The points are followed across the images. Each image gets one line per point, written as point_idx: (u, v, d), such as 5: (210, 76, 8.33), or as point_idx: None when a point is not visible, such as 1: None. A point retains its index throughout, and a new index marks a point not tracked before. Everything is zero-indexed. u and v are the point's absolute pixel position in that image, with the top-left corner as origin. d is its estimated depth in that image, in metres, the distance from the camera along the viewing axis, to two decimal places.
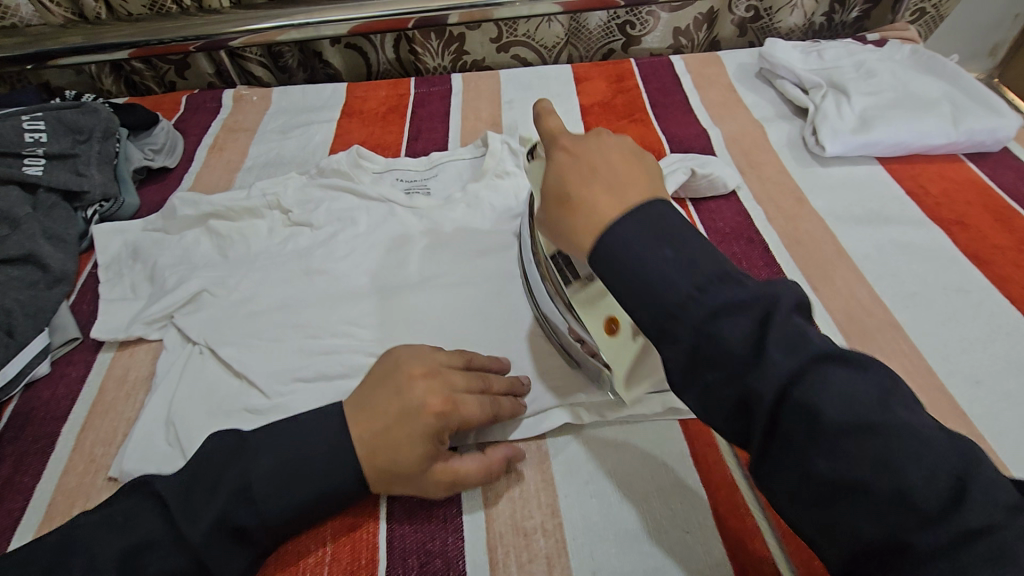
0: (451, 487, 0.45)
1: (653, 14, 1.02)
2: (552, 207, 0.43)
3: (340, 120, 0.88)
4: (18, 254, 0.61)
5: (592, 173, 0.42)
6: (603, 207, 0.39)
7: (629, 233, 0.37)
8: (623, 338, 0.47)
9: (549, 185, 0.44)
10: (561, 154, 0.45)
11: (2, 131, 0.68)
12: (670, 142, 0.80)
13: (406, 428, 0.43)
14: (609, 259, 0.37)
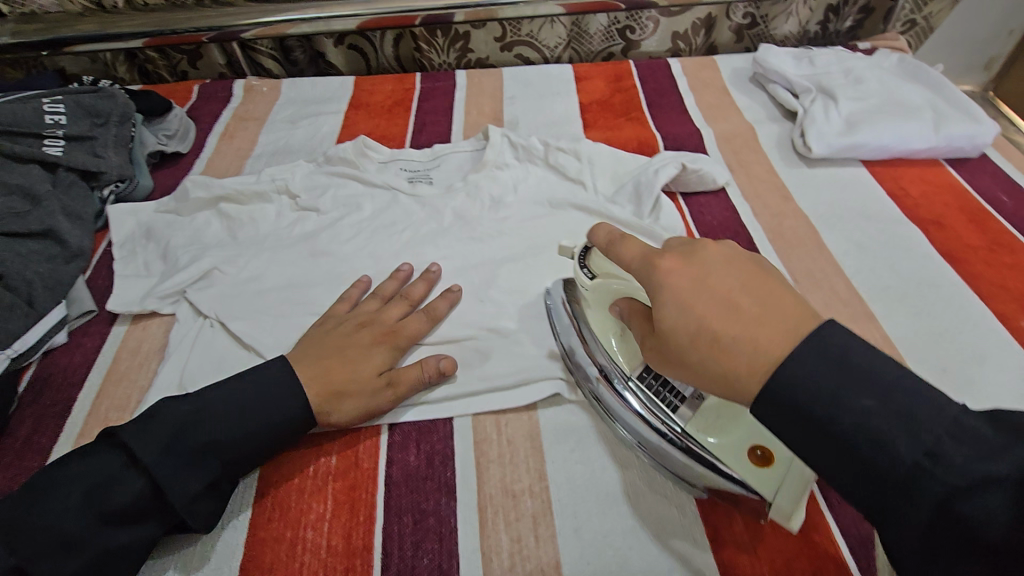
0: (393, 392, 0.52)
1: (652, 19, 1.06)
2: (692, 344, 0.36)
3: (348, 112, 0.91)
4: (38, 228, 0.64)
5: (725, 301, 0.36)
6: (768, 343, 0.34)
7: (798, 372, 0.33)
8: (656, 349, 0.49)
9: (673, 316, 0.37)
10: (674, 273, 0.39)
11: (24, 112, 0.71)
12: (665, 140, 0.84)
13: (351, 345, 0.53)
14: (777, 399, 0.33)
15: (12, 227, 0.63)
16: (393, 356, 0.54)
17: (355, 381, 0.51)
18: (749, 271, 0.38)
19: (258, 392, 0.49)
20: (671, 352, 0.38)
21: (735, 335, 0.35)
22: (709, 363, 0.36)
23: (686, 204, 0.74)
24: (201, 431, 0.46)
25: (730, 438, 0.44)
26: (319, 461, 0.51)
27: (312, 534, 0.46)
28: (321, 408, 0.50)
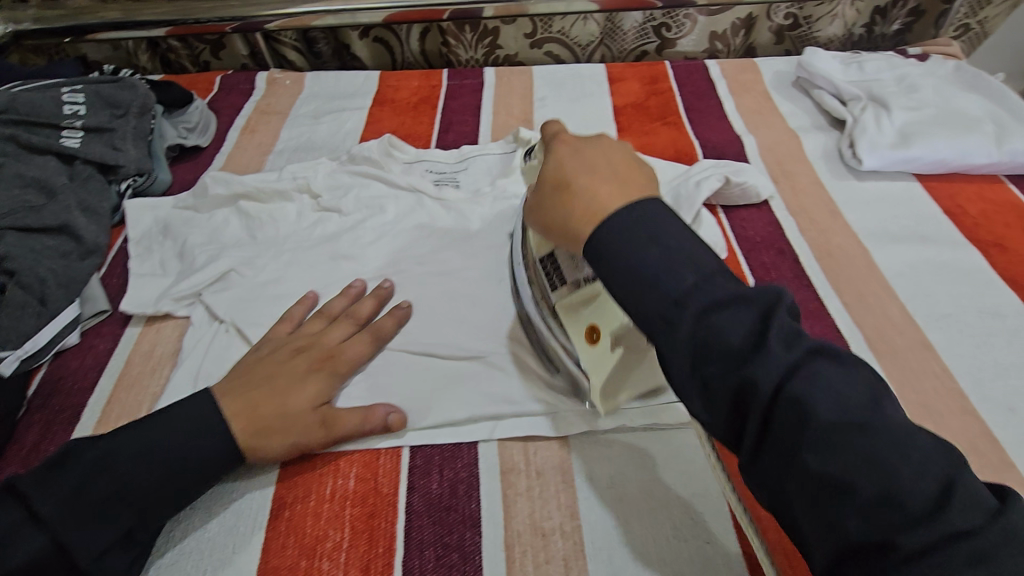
0: (328, 431, 0.48)
1: (690, 18, 1.01)
2: (552, 190, 0.43)
3: (372, 108, 0.88)
4: (52, 224, 0.62)
5: (590, 170, 0.42)
6: (603, 203, 0.39)
7: (618, 228, 0.38)
8: (602, 347, 0.49)
9: (551, 165, 0.44)
10: (564, 145, 0.46)
11: (43, 103, 0.69)
12: (703, 147, 0.79)
13: (281, 377, 0.50)
14: (602, 255, 0.38)
15: (26, 222, 0.61)
16: (330, 387, 0.51)
17: (286, 419, 0.48)
18: (627, 165, 0.43)
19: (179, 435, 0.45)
20: (536, 204, 0.45)
21: (584, 189, 0.41)
22: (555, 204, 0.42)
23: (726, 217, 0.70)
24: (116, 478, 0.42)
25: (589, 315, 0.50)
26: (335, 484, 0.48)
27: (328, 566, 0.44)
28: (248, 447, 0.47)
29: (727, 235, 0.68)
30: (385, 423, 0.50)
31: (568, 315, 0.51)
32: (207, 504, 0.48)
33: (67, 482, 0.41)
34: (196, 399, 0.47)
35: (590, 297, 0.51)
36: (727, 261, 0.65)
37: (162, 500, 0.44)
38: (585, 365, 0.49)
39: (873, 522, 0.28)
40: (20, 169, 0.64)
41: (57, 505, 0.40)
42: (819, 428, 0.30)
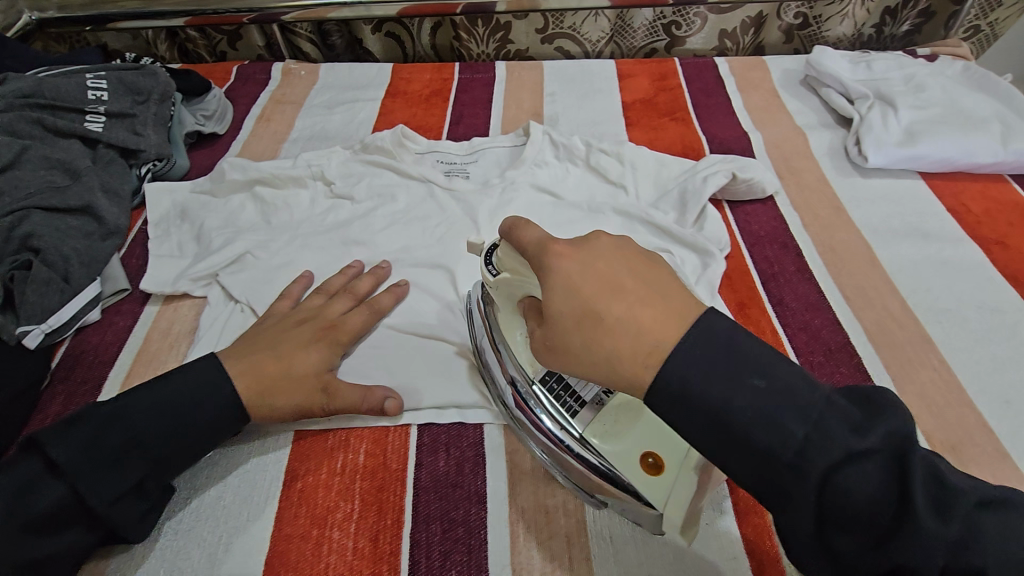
0: (328, 398, 0.50)
1: (700, 16, 1.02)
2: (578, 330, 0.35)
3: (385, 100, 0.90)
4: (76, 205, 0.64)
5: (609, 291, 0.35)
6: (654, 336, 0.33)
7: (682, 366, 0.33)
8: (670, 476, 0.40)
9: (559, 301, 0.36)
10: (563, 263, 0.37)
11: (67, 87, 0.71)
12: (710, 143, 0.80)
13: (287, 343, 0.52)
14: (673, 398, 0.33)
15: (51, 202, 0.63)
16: (332, 356, 0.53)
17: (288, 380, 0.50)
18: (642, 262, 0.37)
19: (184, 388, 0.47)
20: (554, 343, 0.37)
21: (620, 323, 0.34)
22: (596, 350, 0.35)
23: (731, 212, 0.71)
24: (124, 428, 0.44)
25: (631, 440, 0.43)
26: (346, 458, 0.50)
27: (339, 535, 0.45)
28: (248, 411, 0.48)
29: (731, 229, 0.69)
30: (384, 391, 0.51)
31: (612, 439, 0.43)
32: (223, 476, 0.49)
33: (92, 447, 0.43)
34: (205, 370, 0.48)
35: (625, 407, 0.44)
36: (731, 254, 0.66)
37: (170, 450, 0.45)
38: (646, 494, 0.41)
39: (842, 523, 0.31)
40: (46, 152, 0.66)
41: (69, 452, 0.42)
42: (795, 449, 0.32)
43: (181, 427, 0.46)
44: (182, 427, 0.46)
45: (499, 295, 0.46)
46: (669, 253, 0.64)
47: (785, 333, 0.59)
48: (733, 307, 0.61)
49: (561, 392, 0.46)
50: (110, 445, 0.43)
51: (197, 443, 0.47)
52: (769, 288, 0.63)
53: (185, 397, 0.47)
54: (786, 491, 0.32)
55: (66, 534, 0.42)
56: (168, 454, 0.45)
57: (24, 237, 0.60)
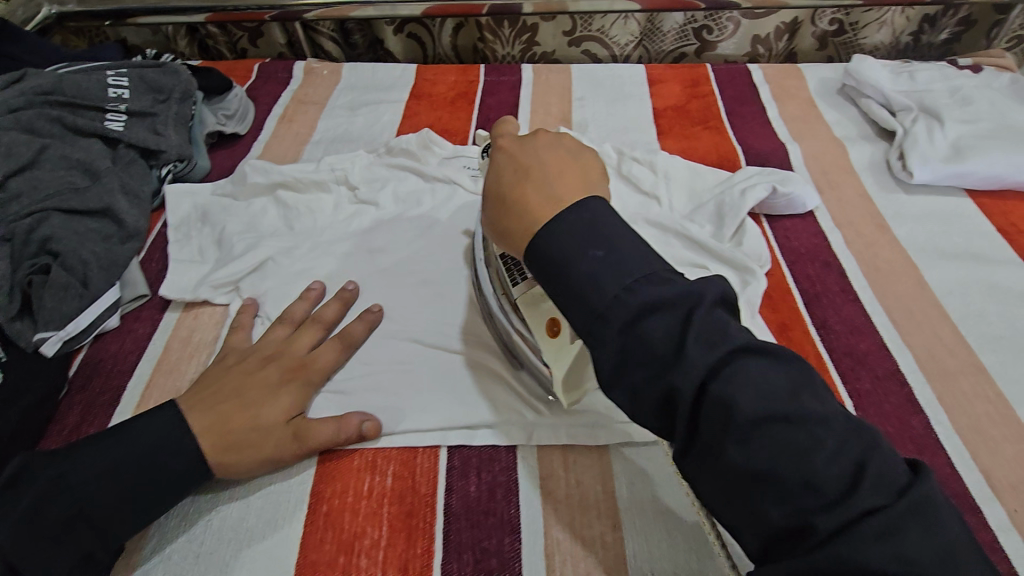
0: (301, 442, 0.48)
1: (733, 20, 0.99)
2: (491, 204, 0.44)
3: (409, 102, 0.88)
4: (96, 207, 0.62)
5: (522, 173, 0.43)
6: (533, 212, 0.41)
7: (552, 234, 0.38)
8: (562, 340, 0.46)
9: (488, 177, 0.45)
10: (502, 151, 0.46)
11: (88, 85, 0.70)
12: (746, 154, 0.78)
13: (253, 388, 0.49)
14: (539, 256, 0.39)
15: (70, 204, 0.61)
16: (303, 399, 0.50)
17: (257, 432, 0.47)
18: (567, 163, 0.44)
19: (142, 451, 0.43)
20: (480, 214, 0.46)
21: (518, 203, 0.42)
22: (496, 216, 0.43)
23: (770, 226, 0.69)
24: (76, 495, 0.41)
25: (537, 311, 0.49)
26: (373, 481, 0.48)
27: (367, 564, 0.43)
28: (215, 471, 0.45)
29: (771, 245, 0.66)
30: (359, 423, 0.49)
31: (529, 307, 0.50)
32: (246, 496, 0.47)
33: (38, 517, 0.39)
34: (164, 428, 0.45)
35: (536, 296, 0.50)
36: (770, 271, 0.63)
37: (125, 518, 0.42)
38: (545, 357, 0.47)
39: (791, 508, 0.30)
40: (65, 151, 0.65)
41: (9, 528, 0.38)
42: (739, 424, 0.31)
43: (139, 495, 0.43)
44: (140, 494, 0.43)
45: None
46: (706, 269, 0.62)
47: (831, 359, 0.56)
48: (776, 329, 0.58)
49: (511, 263, 0.53)
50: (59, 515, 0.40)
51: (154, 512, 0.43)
52: (812, 310, 0.60)
53: (144, 460, 0.43)
54: (599, 339, 0.35)
55: None
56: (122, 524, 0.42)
57: (43, 241, 0.58)
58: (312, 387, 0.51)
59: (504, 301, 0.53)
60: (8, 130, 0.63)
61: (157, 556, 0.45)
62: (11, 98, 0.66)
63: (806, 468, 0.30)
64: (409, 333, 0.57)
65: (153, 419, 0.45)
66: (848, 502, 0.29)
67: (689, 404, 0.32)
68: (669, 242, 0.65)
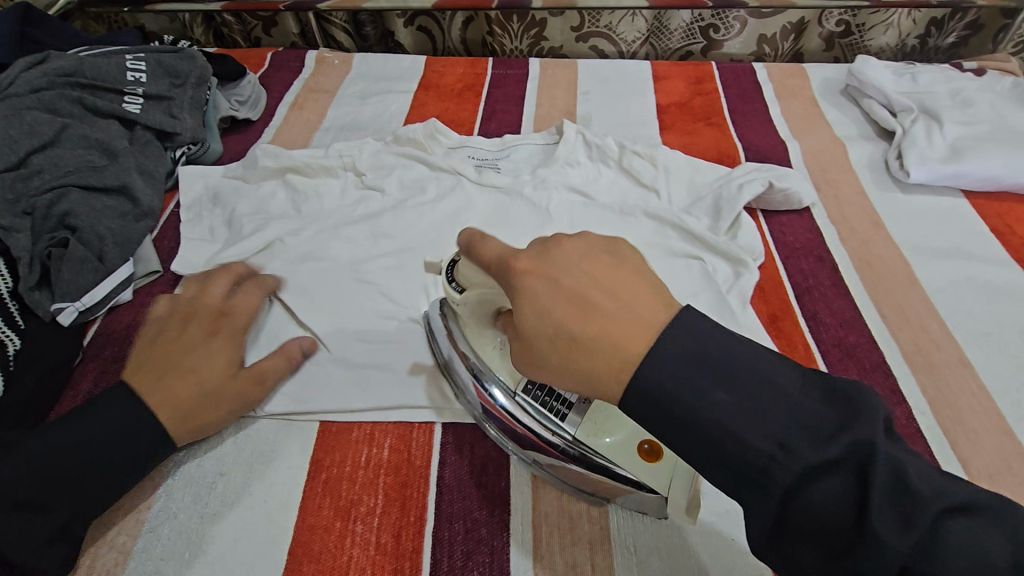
0: (259, 382, 0.51)
1: (739, 19, 1.00)
2: (551, 349, 0.34)
3: (417, 92, 0.90)
4: (113, 184, 0.64)
5: (571, 306, 0.33)
6: (624, 353, 0.32)
7: (654, 373, 0.31)
8: (660, 464, 0.42)
9: (531, 322, 0.34)
10: (526, 275, 0.35)
11: (108, 68, 0.72)
12: (746, 150, 0.79)
13: (185, 355, 0.50)
14: (643, 396, 0.31)
15: (88, 181, 0.63)
16: (235, 348, 0.53)
17: (208, 391, 0.49)
18: (612, 270, 0.35)
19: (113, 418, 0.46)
20: (531, 363, 0.35)
21: (593, 342, 0.32)
22: (571, 367, 0.33)
23: (766, 221, 0.70)
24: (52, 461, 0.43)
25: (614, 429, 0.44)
26: (370, 453, 0.50)
27: (361, 530, 0.45)
28: (183, 434, 0.48)
29: (766, 239, 0.67)
30: (291, 347, 0.54)
31: (595, 434, 0.44)
32: (249, 462, 0.50)
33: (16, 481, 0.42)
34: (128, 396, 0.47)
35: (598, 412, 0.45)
36: (764, 264, 0.65)
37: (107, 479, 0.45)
38: (647, 482, 0.42)
39: None
40: (84, 131, 0.67)
41: None
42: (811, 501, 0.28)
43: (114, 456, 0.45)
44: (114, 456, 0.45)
45: (468, 312, 0.47)
46: (700, 260, 0.63)
47: (820, 350, 0.57)
48: (766, 320, 0.60)
49: (546, 396, 0.46)
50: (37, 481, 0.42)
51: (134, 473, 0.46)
52: (803, 302, 0.61)
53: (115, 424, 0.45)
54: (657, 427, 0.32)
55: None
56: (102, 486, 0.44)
57: (62, 216, 0.60)
58: (240, 330, 0.54)
59: (450, 320, 0.52)
60: (30, 109, 0.66)
61: (162, 514, 0.47)
62: (33, 79, 0.68)
63: (856, 522, 0.28)
64: (410, 315, 0.59)
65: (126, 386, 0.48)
66: (920, 551, 0.27)
67: (755, 472, 0.29)
68: (666, 235, 0.67)
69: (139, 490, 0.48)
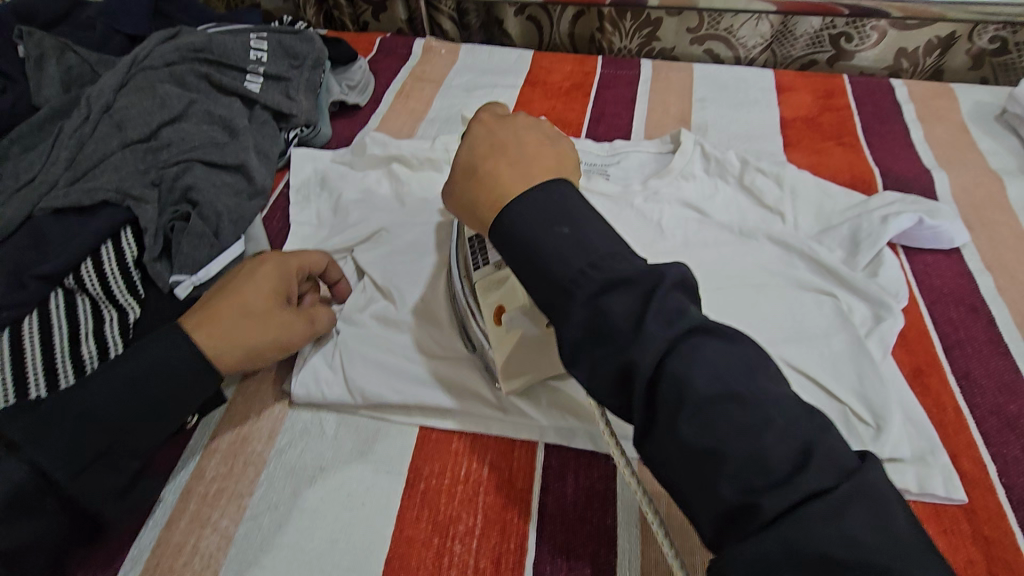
0: (309, 325, 0.52)
1: (878, 30, 0.91)
2: (461, 176, 0.44)
3: (524, 88, 0.87)
4: (232, 162, 0.65)
5: (497, 152, 0.43)
6: (505, 188, 0.40)
7: (520, 207, 0.38)
8: (505, 330, 0.48)
9: (466, 143, 0.45)
10: (481, 125, 0.46)
11: (234, 46, 0.73)
12: (884, 176, 0.71)
13: (244, 289, 0.49)
14: (506, 232, 0.38)
15: (211, 157, 0.64)
16: (289, 287, 0.52)
17: (259, 325, 0.48)
18: (542, 146, 0.44)
19: (147, 363, 0.43)
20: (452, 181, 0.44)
21: (489, 174, 0.42)
22: (467, 194, 0.43)
23: (908, 258, 0.63)
24: (83, 402, 0.40)
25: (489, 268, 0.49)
26: (470, 468, 0.48)
27: (460, 550, 0.44)
28: (228, 365, 0.47)
29: (908, 279, 0.61)
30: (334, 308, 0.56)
31: (483, 291, 0.50)
32: (349, 461, 0.49)
33: (50, 428, 0.38)
34: (162, 340, 0.44)
35: (500, 279, 0.49)
36: (905, 308, 0.58)
37: (148, 422, 0.42)
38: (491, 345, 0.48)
39: None
40: (209, 107, 0.68)
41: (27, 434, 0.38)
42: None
43: (150, 395, 0.42)
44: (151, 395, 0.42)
45: None
46: (834, 297, 0.57)
47: (973, 416, 0.51)
48: (908, 373, 0.54)
49: (477, 248, 0.52)
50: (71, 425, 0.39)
51: (175, 412, 0.44)
52: (953, 357, 0.54)
53: (148, 363, 0.43)
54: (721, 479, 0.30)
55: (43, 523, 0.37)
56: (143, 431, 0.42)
57: (186, 189, 0.61)
58: (298, 274, 0.53)
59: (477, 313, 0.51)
60: (163, 83, 0.68)
61: (264, 504, 0.47)
62: (167, 53, 0.71)
63: None
64: None
65: (168, 335, 0.45)
66: None
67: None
68: (793, 264, 0.61)
69: (244, 475, 0.48)
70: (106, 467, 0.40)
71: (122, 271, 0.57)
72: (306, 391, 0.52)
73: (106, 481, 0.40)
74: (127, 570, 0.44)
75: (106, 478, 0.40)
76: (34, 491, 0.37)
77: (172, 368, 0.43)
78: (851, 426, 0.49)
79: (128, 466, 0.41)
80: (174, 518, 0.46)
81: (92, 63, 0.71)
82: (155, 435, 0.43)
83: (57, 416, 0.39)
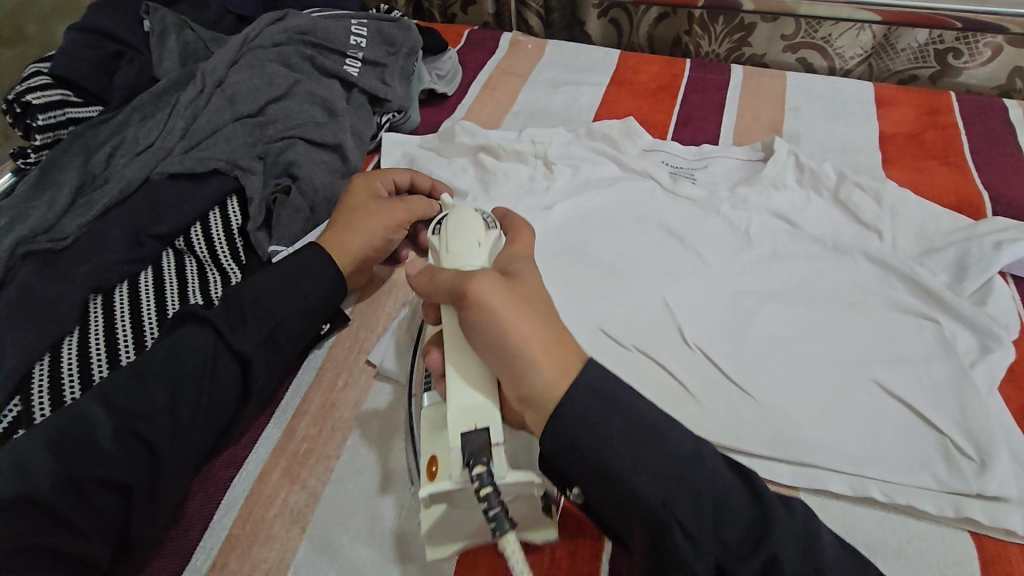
0: (401, 206, 0.58)
1: (992, 46, 0.85)
2: (509, 329, 0.38)
3: (609, 87, 0.86)
4: (330, 141, 0.67)
5: (551, 333, 0.39)
6: (546, 382, 0.37)
7: (587, 400, 0.36)
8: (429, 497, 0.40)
9: (522, 283, 0.42)
10: (521, 268, 0.44)
11: (336, 31, 0.76)
12: (994, 201, 0.67)
13: (347, 202, 0.60)
14: (574, 419, 0.36)
15: (312, 135, 0.67)
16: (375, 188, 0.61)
17: (360, 220, 0.57)
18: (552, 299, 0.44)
19: (295, 267, 0.51)
20: (498, 307, 0.39)
21: (538, 352, 0.38)
22: (519, 340, 0.38)
23: (1017, 288, 0.59)
24: (249, 293, 0.49)
25: (469, 379, 0.40)
26: None
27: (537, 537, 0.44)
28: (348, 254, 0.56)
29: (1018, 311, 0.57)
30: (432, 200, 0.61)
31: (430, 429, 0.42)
32: None
33: (229, 307, 0.48)
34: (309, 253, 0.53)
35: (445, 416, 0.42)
36: (1015, 340, 0.55)
37: (296, 319, 0.50)
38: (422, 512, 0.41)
39: None
40: (311, 88, 0.71)
41: (217, 312, 0.48)
42: None
43: (295, 292, 0.50)
44: (296, 293, 0.50)
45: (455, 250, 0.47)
46: (936, 322, 0.54)
47: None
48: (1015, 409, 0.51)
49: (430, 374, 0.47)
50: (242, 313, 0.48)
51: (315, 308, 0.51)
52: None
53: (293, 266, 0.52)
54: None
55: (221, 387, 0.46)
56: (293, 322, 0.50)
57: (288, 164, 0.64)
58: (382, 182, 0.62)
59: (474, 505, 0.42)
60: (272, 63, 0.71)
61: (349, 468, 0.49)
62: (276, 34, 0.74)
63: None
64: (599, 322, 0.57)
65: (296, 257, 0.52)
66: None
67: None
68: (891, 285, 0.58)
69: (332, 438, 0.51)
70: (268, 351, 0.48)
71: (227, 236, 0.60)
72: (397, 365, 0.54)
73: (269, 357, 0.48)
74: (223, 515, 0.46)
75: (270, 353, 0.48)
76: (216, 357, 0.46)
77: (311, 274, 0.52)
78: (952, 458, 0.47)
79: (284, 347, 0.49)
80: (266, 471, 0.49)
81: (205, 40, 0.75)
82: (304, 326, 0.51)
83: (229, 304, 0.48)
